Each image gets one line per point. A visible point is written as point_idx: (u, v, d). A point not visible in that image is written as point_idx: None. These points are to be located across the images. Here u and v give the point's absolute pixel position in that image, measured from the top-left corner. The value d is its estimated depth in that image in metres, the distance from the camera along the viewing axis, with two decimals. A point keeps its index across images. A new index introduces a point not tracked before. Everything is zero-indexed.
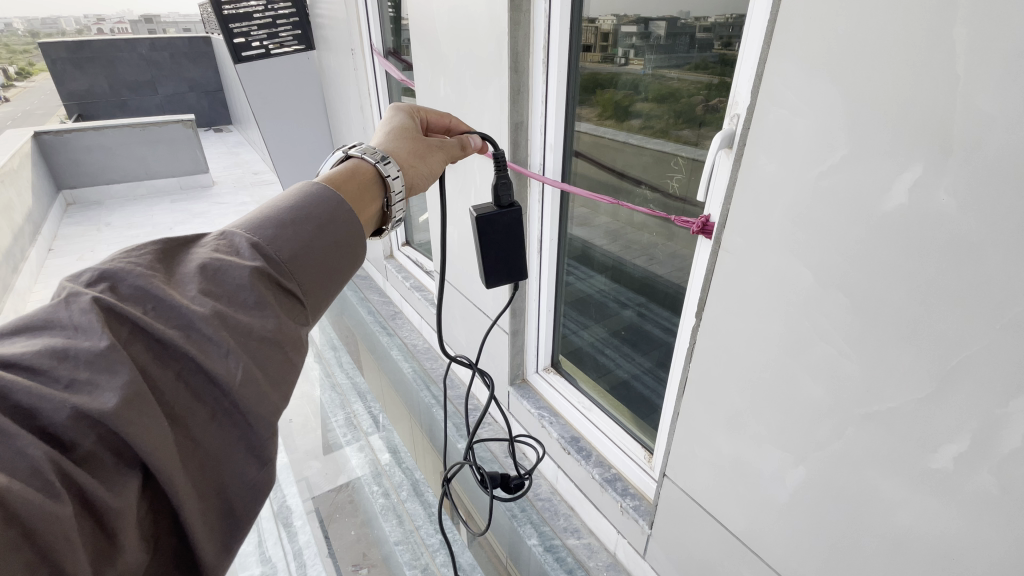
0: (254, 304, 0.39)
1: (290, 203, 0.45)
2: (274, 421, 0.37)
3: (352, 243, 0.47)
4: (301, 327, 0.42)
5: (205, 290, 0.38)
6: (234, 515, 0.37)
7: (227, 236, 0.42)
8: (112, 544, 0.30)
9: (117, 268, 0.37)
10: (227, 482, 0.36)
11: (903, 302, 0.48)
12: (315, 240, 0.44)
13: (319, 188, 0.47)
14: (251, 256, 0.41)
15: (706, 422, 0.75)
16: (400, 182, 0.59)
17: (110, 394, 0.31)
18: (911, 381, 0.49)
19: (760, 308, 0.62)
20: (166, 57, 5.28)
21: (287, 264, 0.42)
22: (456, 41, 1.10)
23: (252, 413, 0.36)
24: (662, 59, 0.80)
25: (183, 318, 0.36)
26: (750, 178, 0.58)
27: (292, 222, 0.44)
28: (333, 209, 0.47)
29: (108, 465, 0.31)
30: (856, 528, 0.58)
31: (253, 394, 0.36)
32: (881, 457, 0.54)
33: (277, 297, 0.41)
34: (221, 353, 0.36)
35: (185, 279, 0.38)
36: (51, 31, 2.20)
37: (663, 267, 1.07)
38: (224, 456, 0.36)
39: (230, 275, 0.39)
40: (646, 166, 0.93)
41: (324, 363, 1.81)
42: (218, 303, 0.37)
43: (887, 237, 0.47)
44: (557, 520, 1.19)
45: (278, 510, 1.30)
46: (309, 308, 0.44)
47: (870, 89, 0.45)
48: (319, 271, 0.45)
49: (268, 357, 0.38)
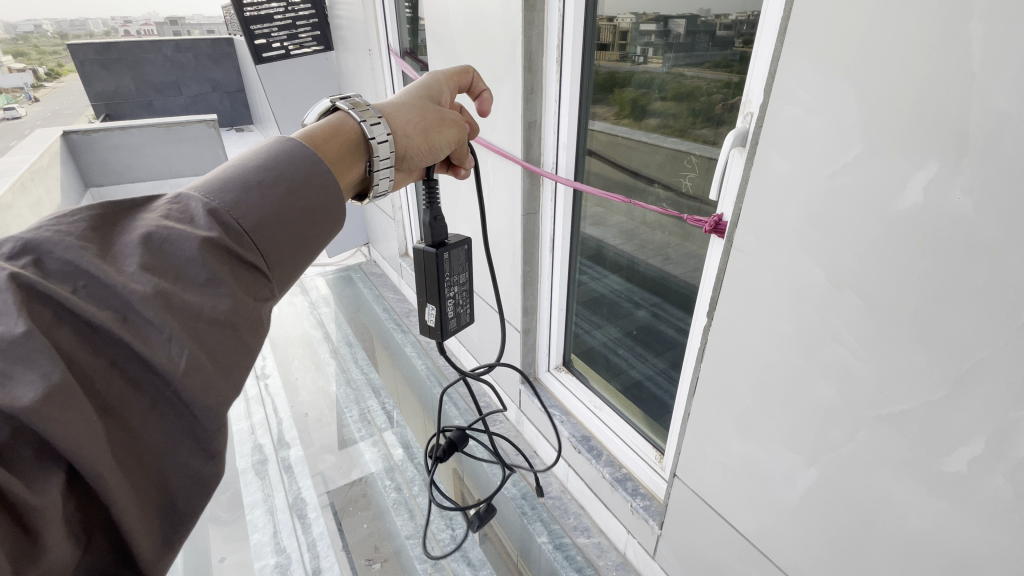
0: (205, 281, 0.36)
1: (256, 165, 0.41)
2: (222, 412, 0.35)
3: (324, 212, 0.44)
4: (261, 303, 0.39)
5: (148, 265, 0.35)
6: (175, 511, 0.35)
7: (181, 200, 0.38)
8: (35, 546, 0.28)
9: (44, 238, 0.33)
10: (168, 474, 0.34)
11: (917, 302, 0.47)
12: (282, 207, 0.41)
13: (294, 148, 0.44)
14: (206, 224, 0.37)
15: (716, 422, 0.75)
16: (386, 147, 0.55)
17: (27, 387, 0.28)
18: (926, 383, 0.48)
19: (771, 308, 0.61)
20: (190, 58, 5.40)
21: (248, 234, 0.39)
22: (471, 41, 1.11)
23: (198, 405, 0.33)
24: (680, 57, 0.79)
25: (119, 298, 0.32)
26: (763, 177, 0.58)
27: (257, 187, 0.40)
28: (307, 173, 0.43)
29: (26, 463, 0.28)
30: (868, 531, 0.58)
31: (200, 383, 0.33)
32: (893, 459, 0.53)
33: (235, 271, 0.38)
34: (162, 338, 0.32)
35: (125, 252, 0.35)
36: (79, 32, 2.26)
37: (677, 266, 1.05)
38: (166, 448, 0.34)
39: (179, 247, 0.36)
40: (660, 164, 0.92)
41: (340, 359, 1.85)
42: (162, 281, 0.34)
43: (902, 236, 0.47)
44: (566, 518, 1.19)
45: (293, 502, 1.32)
46: (272, 281, 0.41)
47: (885, 87, 0.45)
48: (287, 241, 0.42)
49: (217, 342, 0.35)
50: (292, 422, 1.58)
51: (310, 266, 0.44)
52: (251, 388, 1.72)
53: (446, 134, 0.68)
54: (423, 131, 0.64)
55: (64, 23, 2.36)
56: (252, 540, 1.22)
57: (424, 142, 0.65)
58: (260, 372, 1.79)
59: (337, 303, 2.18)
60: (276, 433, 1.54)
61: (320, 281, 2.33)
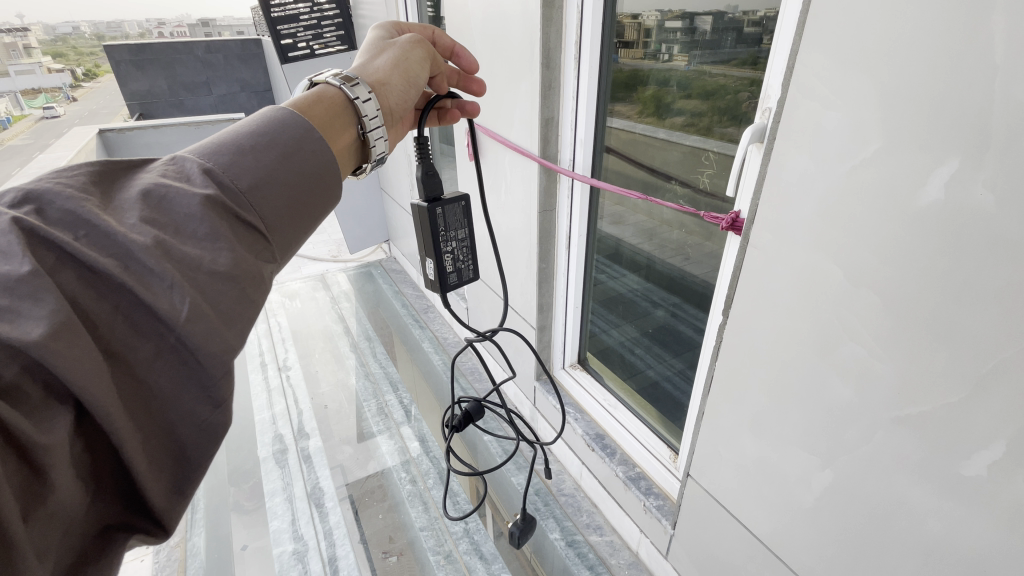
0: (205, 235, 0.36)
1: (252, 129, 0.42)
2: (227, 360, 0.35)
3: (321, 177, 0.44)
4: (262, 263, 0.39)
5: (148, 218, 0.35)
6: (184, 456, 0.35)
7: (177, 161, 0.39)
8: (43, 484, 0.28)
9: (44, 189, 0.33)
10: (175, 422, 0.34)
11: (938, 301, 0.46)
12: (280, 169, 0.41)
13: (286, 115, 0.44)
14: (202, 183, 0.38)
15: (730, 422, 0.74)
16: (372, 104, 0.55)
17: (35, 323, 0.28)
18: (946, 385, 0.47)
19: (787, 307, 0.60)
20: (220, 59, 5.54)
21: (245, 195, 0.39)
22: (491, 40, 1.11)
23: (203, 352, 0.34)
24: (706, 55, 0.78)
25: (119, 247, 0.33)
26: (780, 174, 0.57)
27: (251, 150, 0.41)
28: (302, 137, 0.43)
29: (34, 401, 0.28)
30: (883, 535, 0.57)
31: (203, 329, 0.34)
32: (911, 462, 0.52)
33: (234, 229, 0.39)
34: (164, 285, 0.33)
35: (124, 205, 0.35)
36: (115, 34, 2.34)
37: (697, 267, 1.00)
38: (173, 394, 0.34)
39: (178, 203, 0.36)
40: (677, 162, 0.91)
41: (359, 353, 1.88)
42: (161, 233, 0.35)
43: (924, 233, 0.46)
44: (579, 516, 1.19)
45: (311, 492, 1.35)
46: (271, 244, 0.41)
47: (905, 82, 0.44)
48: (284, 205, 0.42)
49: (221, 294, 0.35)
50: (312, 414, 1.62)
51: (308, 235, 0.44)
52: (273, 380, 1.76)
53: (417, 71, 0.68)
54: (394, 65, 0.65)
55: (102, 25, 2.46)
56: (272, 527, 1.26)
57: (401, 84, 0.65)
58: (282, 364, 1.83)
59: (358, 299, 2.22)
60: (296, 424, 1.58)
61: (342, 277, 2.38)
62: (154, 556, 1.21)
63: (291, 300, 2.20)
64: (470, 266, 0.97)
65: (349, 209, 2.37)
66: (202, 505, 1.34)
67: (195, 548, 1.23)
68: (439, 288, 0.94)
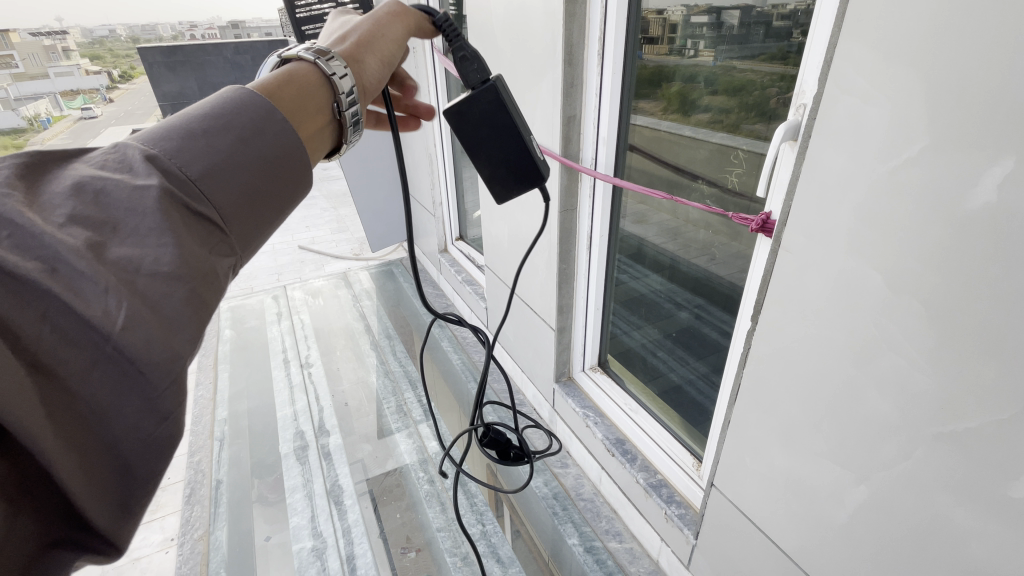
0: (149, 230, 0.33)
1: (205, 110, 0.39)
2: (176, 369, 0.31)
3: (286, 160, 0.42)
4: (213, 256, 0.36)
5: (79, 216, 0.31)
6: (132, 474, 0.31)
7: (118, 148, 0.36)
8: None
9: None
10: (117, 437, 0.30)
11: (987, 309, 0.43)
12: (241, 153, 0.39)
13: (246, 95, 0.41)
14: (146, 172, 0.35)
15: (758, 431, 0.71)
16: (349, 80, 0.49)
17: None
18: (994, 401, 0.44)
19: (820, 314, 0.57)
20: (249, 60, 5.80)
21: (197, 182, 0.36)
22: (512, 36, 1.10)
23: (145, 363, 0.30)
24: (734, 50, 0.75)
25: (45, 248, 0.28)
26: (814, 174, 0.54)
27: (204, 135, 0.38)
28: (267, 116, 0.41)
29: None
30: (922, 557, 0.53)
31: (144, 338, 0.30)
32: (953, 482, 0.49)
33: (185, 220, 0.36)
34: (97, 290, 0.29)
35: (52, 202, 0.31)
36: (150, 36, 2.40)
37: (723, 267, 0.96)
38: (111, 406, 0.29)
39: (116, 198, 0.33)
40: (703, 160, 0.88)
41: (380, 351, 1.89)
42: (95, 234, 0.31)
43: (973, 237, 0.42)
44: (598, 522, 1.18)
45: (331, 488, 1.36)
46: (230, 237, 0.39)
47: (955, 77, 0.41)
48: (242, 193, 0.39)
49: (164, 295, 0.32)
50: (333, 411, 1.63)
51: (269, 226, 0.42)
52: (296, 376, 1.78)
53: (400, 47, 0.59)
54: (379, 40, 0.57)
55: (135, 27, 2.52)
56: (292, 523, 1.27)
57: (380, 64, 0.56)
58: (305, 360, 1.86)
59: (379, 297, 2.24)
60: (317, 420, 1.59)
61: (364, 274, 2.41)
62: (179, 549, 1.24)
63: (315, 298, 2.23)
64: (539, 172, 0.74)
65: (373, 209, 2.40)
66: (225, 499, 1.36)
67: (217, 542, 1.25)
68: (547, 171, 0.75)
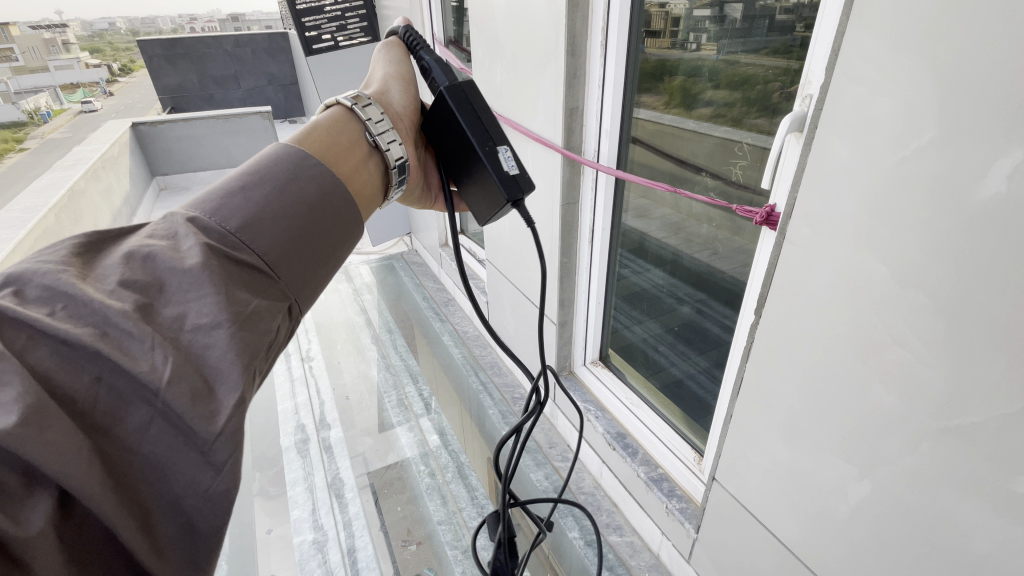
0: (189, 286, 0.41)
1: (240, 174, 0.49)
2: (219, 424, 0.37)
3: (313, 203, 0.51)
4: (255, 297, 0.44)
5: (129, 279, 0.40)
6: (195, 528, 0.38)
7: (164, 219, 0.45)
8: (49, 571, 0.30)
9: (24, 272, 0.38)
10: (179, 494, 0.37)
11: (994, 302, 0.43)
12: (269, 206, 0.48)
13: (281, 151, 0.52)
14: (186, 233, 0.44)
15: (760, 426, 0.71)
16: (375, 109, 0.64)
17: (8, 411, 0.30)
18: (1001, 395, 0.44)
19: (825, 308, 0.57)
20: (249, 54, 5.90)
21: (234, 234, 0.46)
22: (513, 29, 1.09)
23: (190, 415, 0.36)
24: (737, 43, 0.74)
25: (97, 315, 0.37)
26: (820, 165, 0.54)
27: (241, 190, 0.48)
28: (293, 170, 0.51)
29: (15, 491, 0.30)
30: (926, 552, 0.53)
31: (189, 393, 0.37)
32: (960, 476, 0.48)
33: (230, 269, 0.44)
34: (143, 348, 0.37)
35: (105, 272, 0.40)
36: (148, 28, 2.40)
37: (725, 262, 0.96)
38: (169, 458, 0.37)
39: (159, 260, 0.42)
40: (707, 153, 0.87)
41: (380, 345, 1.89)
42: (139, 295, 0.39)
43: (981, 229, 0.42)
44: (599, 516, 1.17)
45: (331, 481, 1.36)
46: (277, 280, 0.47)
47: (968, 63, 0.40)
48: (276, 240, 0.48)
49: (205, 347, 0.40)
50: (333, 405, 1.63)
51: (307, 262, 0.50)
52: (296, 369, 1.78)
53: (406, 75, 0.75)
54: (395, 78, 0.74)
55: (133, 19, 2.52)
56: (292, 516, 1.27)
57: (403, 89, 0.73)
58: (305, 354, 1.85)
59: (379, 291, 2.23)
60: (318, 414, 1.59)
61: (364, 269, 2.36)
62: None
63: None
64: (517, 182, 0.66)
65: None
66: None
67: None
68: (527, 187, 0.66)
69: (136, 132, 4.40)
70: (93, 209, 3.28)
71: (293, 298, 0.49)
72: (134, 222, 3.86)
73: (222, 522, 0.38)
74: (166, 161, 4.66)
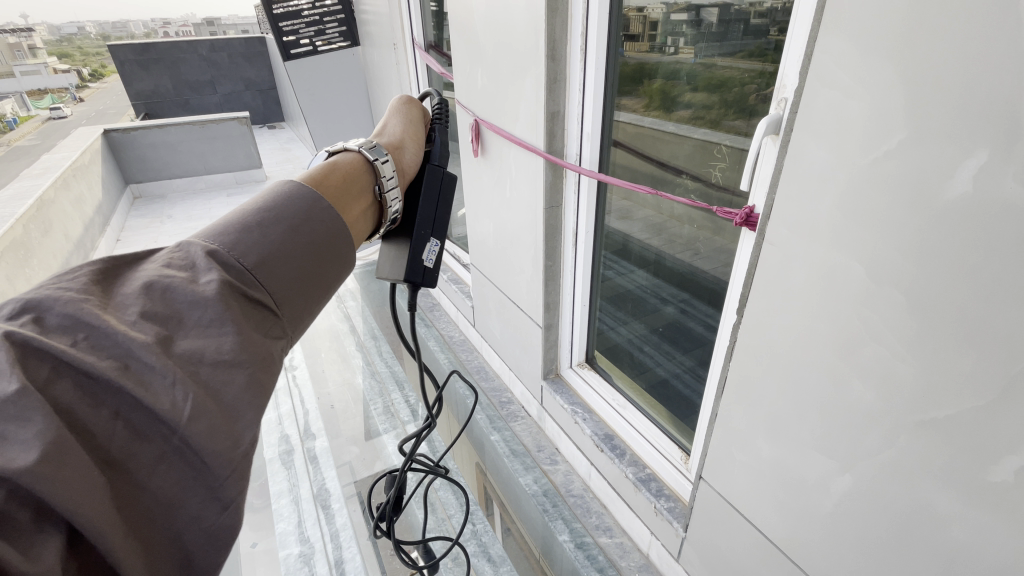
0: (209, 322, 0.41)
1: (258, 208, 0.50)
2: (233, 460, 0.37)
3: (323, 243, 0.53)
4: (265, 337, 0.45)
5: (149, 311, 0.39)
6: (192, 564, 0.37)
7: (182, 248, 0.45)
8: None
9: (42, 298, 0.37)
10: (181, 530, 0.36)
11: (965, 298, 0.44)
12: (286, 244, 0.49)
13: (297, 191, 0.53)
14: (206, 265, 0.44)
15: (745, 424, 0.72)
16: (389, 168, 0.67)
17: (28, 450, 0.29)
18: (972, 388, 0.45)
19: (804, 307, 0.58)
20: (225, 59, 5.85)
21: (251, 271, 0.46)
22: (493, 33, 1.09)
23: (207, 453, 0.36)
24: (713, 47, 0.76)
25: (119, 348, 0.36)
26: (796, 166, 0.55)
27: (258, 227, 0.48)
28: (308, 210, 0.52)
29: (23, 526, 0.28)
30: (907, 543, 0.54)
31: (211, 431, 0.36)
32: (938, 467, 0.49)
33: (242, 306, 0.44)
34: (166, 383, 0.36)
35: (125, 301, 0.40)
36: None
37: (707, 262, 0.97)
38: (177, 495, 0.36)
39: (179, 293, 0.41)
40: (687, 155, 0.88)
41: (365, 352, 1.87)
42: (161, 328, 0.39)
43: (950, 227, 0.43)
44: (589, 517, 1.17)
45: (317, 492, 1.33)
46: (282, 318, 0.48)
47: (936, 67, 0.41)
48: (287, 280, 0.49)
49: (223, 382, 0.39)
50: (318, 414, 1.61)
51: (312, 302, 0.51)
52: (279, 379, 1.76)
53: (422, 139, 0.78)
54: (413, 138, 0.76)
55: None
56: (278, 529, 1.24)
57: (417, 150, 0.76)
58: (289, 363, 1.83)
59: (364, 296, 2.19)
60: (303, 423, 1.57)
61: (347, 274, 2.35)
62: None
63: None
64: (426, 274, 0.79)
65: None
66: None
67: None
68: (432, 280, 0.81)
69: (108, 139, 4.30)
70: (64, 219, 3.20)
71: (294, 336, 0.49)
72: (108, 231, 3.78)
73: (221, 559, 0.37)
74: (140, 168, 4.55)
